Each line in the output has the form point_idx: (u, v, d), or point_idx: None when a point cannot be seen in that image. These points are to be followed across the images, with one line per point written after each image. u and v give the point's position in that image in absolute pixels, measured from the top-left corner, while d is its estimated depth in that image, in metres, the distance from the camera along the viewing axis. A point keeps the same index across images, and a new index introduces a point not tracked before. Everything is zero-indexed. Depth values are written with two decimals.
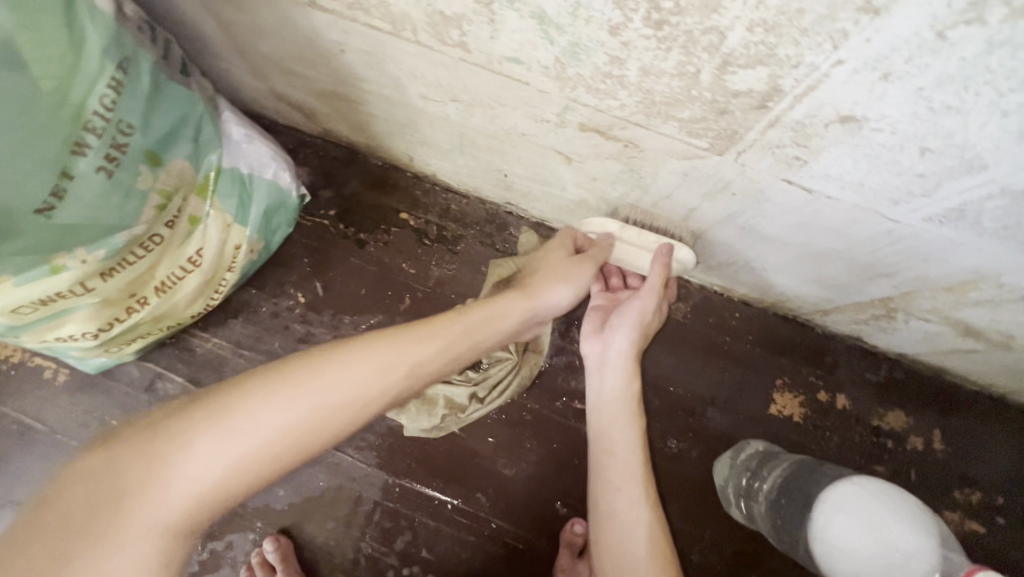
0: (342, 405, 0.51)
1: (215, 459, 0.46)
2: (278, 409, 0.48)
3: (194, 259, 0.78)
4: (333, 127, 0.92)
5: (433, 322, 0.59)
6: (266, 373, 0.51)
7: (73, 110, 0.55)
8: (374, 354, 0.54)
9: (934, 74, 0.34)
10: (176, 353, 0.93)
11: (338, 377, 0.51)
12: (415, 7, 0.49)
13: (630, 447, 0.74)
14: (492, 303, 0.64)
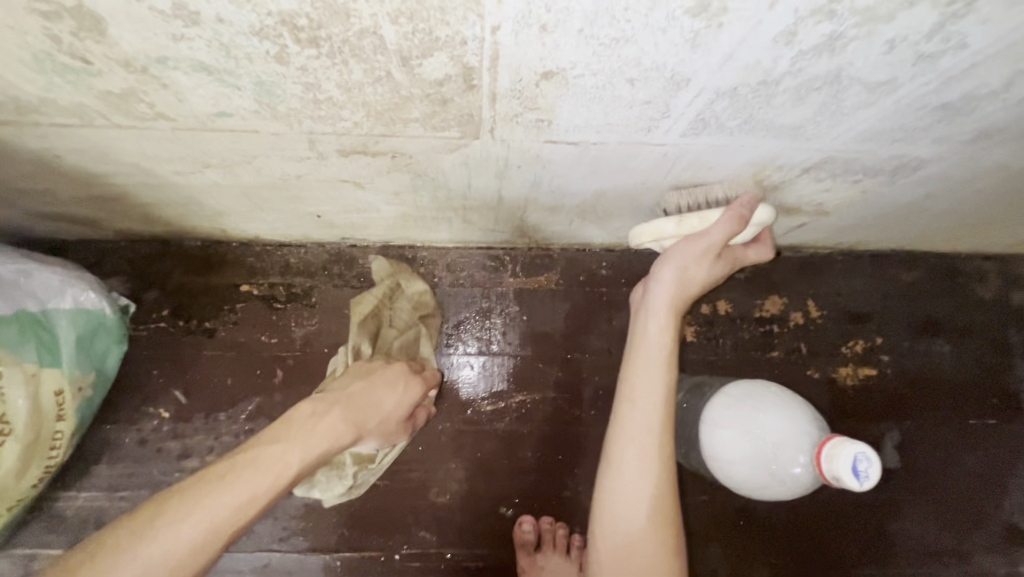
0: (200, 541, 0.53)
1: None
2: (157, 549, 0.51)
3: (1, 428, 0.69)
4: (125, 226, 0.83)
5: (299, 425, 0.62)
6: (116, 537, 0.52)
7: None
8: (222, 482, 0.56)
9: (580, 14, 0.33)
10: (44, 525, 0.83)
11: (184, 516, 0.53)
12: (82, 95, 0.43)
13: (654, 393, 0.65)
14: (332, 408, 0.65)
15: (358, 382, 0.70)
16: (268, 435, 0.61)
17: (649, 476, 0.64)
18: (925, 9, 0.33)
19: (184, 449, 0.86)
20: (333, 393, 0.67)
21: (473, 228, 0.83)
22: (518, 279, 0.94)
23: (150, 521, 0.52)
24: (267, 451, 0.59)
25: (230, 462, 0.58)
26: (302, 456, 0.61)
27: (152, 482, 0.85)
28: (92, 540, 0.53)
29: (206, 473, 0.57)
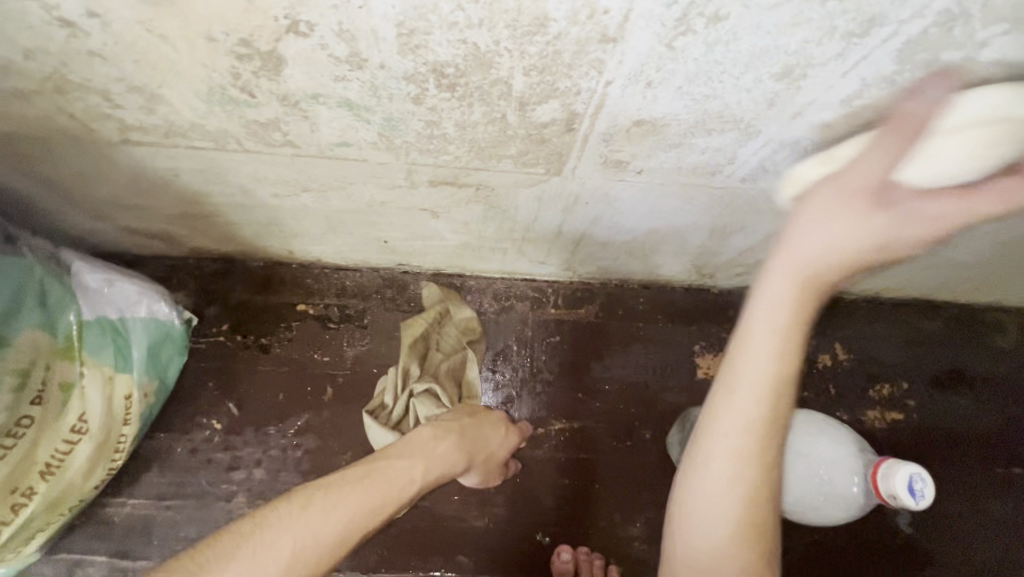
0: (342, 534, 0.59)
1: None
2: (312, 528, 0.58)
3: (78, 427, 0.71)
4: (199, 244, 0.89)
5: (423, 443, 0.71)
6: (271, 516, 0.58)
7: None
8: (362, 485, 0.63)
9: (681, 75, 0.40)
10: (91, 531, 0.84)
11: (332, 511, 0.60)
12: (230, 122, 0.49)
13: (756, 382, 0.49)
14: (450, 433, 0.74)
15: (469, 416, 0.79)
16: (397, 448, 0.69)
17: (737, 484, 0.50)
18: (971, 82, 0.40)
19: (233, 460, 0.89)
20: (451, 421, 0.76)
21: (524, 259, 0.89)
22: (561, 310, 0.99)
23: (298, 510, 0.59)
24: (403, 460, 0.68)
25: (364, 467, 0.65)
26: (429, 467, 0.69)
27: (199, 493, 0.87)
28: (248, 517, 0.59)
29: (348, 471, 0.64)
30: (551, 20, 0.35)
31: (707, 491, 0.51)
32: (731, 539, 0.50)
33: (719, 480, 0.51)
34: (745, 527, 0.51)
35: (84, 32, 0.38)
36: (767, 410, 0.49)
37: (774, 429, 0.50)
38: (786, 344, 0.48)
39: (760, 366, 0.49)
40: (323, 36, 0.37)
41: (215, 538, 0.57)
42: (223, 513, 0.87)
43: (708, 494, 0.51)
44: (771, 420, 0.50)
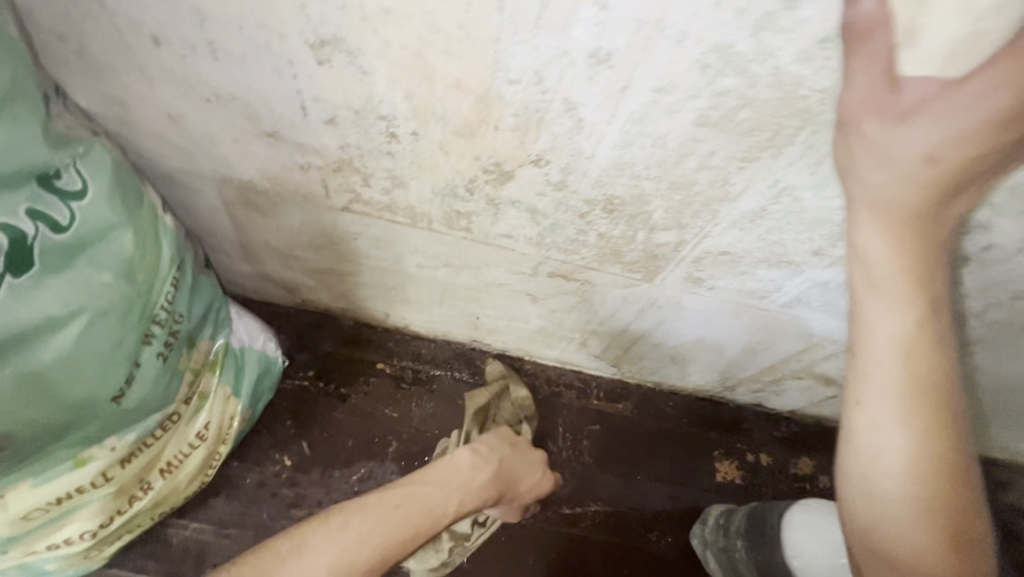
0: (375, 554, 0.63)
1: None
2: (349, 540, 0.63)
3: (201, 434, 0.79)
4: (314, 297, 1.04)
5: (461, 471, 0.77)
6: (308, 533, 0.62)
7: (147, 308, 0.60)
8: (394, 508, 0.68)
9: (763, 227, 0.62)
10: (148, 548, 0.88)
11: (365, 528, 0.65)
12: (437, 209, 0.70)
13: (889, 336, 0.46)
14: (486, 468, 0.79)
15: (507, 450, 0.85)
16: (418, 484, 0.73)
17: (902, 427, 0.47)
18: (942, 260, 0.62)
19: (297, 497, 0.96)
20: (491, 451, 0.81)
21: (583, 350, 1.06)
22: (602, 402, 1.14)
23: (338, 530, 0.63)
24: (432, 492, 0.73)
25: (361, 502, 0.67)
26: (437, 510, 0.72)
27: (260, 525, 0.92)
28: (274, 539, 0.62)
29: (377, 496, 0.69)
30: (697, 183, 0.57)
31: (880, 459, 0.48)
32: (913, 516, 0.48)
33: (891, 458, 0.48)
34: (907, 490, 0.48)
35: (395, 140, 0.59)
36: (918, 357, 0.46)
37: (921, 389, 0.46)
38: (919, 299, 0.44)
39: (894, 329, 0.45)
40: (550, 168, 0.59)
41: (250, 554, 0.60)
42: None
43: (874, 483, 0.49)
44: (919, 356, 0.46)
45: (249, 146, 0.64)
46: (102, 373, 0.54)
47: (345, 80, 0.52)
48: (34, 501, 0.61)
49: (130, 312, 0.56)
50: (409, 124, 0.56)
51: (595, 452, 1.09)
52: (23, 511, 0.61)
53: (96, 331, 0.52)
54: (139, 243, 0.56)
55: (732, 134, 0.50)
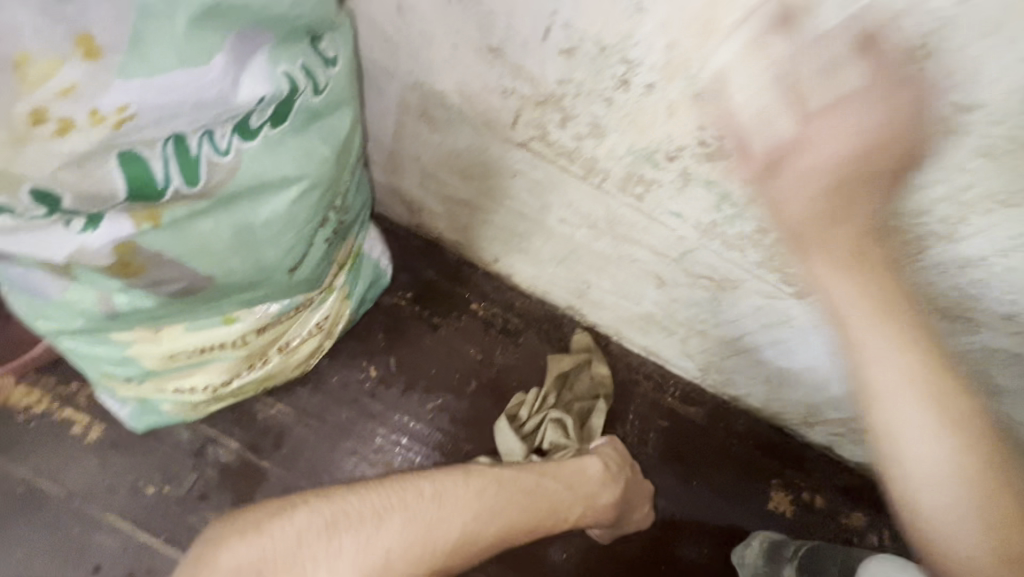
0: (500, 533, 0.66)
1: (399, 535, 0.57)
2: (481, 502, 0.66)
3: (320, 324, 0.80)
4: (432, 222, 1.04)
5: (586, 482, 0.83)
6: (447, 485, 0.65)
7: (337, 190, 0.61)
8: (523, 494, 0.72)
9: (967, 278, 0.59)
10: (234, 416, 0.92)
11: (493, 501, 0.67)
12: (619, 168, 0.67)
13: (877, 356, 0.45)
14: (612, 486, 0.86)
15: (629, 473, 0.92)
16: (553, 478, 0.79)
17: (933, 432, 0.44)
18: None
19: (374, 408, 0.98)
20: (616, 469, 0.89)
21: (678, 346, 1.04)
22: (675, 401, 1.12)
23: (477, 491, 0.67)
24: (563, 490, 0.79)
25: (500, 478, 0.71)
26: (555, 514, 0.77)
27: (337, 424, 0.96)
28: (412, 479, 0.65)
29: (515, 476, 0.74)
30: (928, 214, 0.54)
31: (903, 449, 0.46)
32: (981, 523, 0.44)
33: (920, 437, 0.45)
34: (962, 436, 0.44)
35: (624, 89, 0.57)
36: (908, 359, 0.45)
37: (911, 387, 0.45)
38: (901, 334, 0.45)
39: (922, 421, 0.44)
40: None
41: (387, 485, 0.63)
42: (347, 452, 0.95)
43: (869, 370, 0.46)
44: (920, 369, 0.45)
45: (461, 56, 0.63)
46: (290, 244, 0.58)
47: (611, 11, 0.50)
48: (181, 344, 0.64)
49: (327, 191, 0.58)
50: (650, 75, 0.54)
51: (658, 448, 1.09)
52: (172, 350, 0.64)
53: (303, 199, 0.56)
54: (350, 130, 0.59)
55: (1007, 172, 0.47)
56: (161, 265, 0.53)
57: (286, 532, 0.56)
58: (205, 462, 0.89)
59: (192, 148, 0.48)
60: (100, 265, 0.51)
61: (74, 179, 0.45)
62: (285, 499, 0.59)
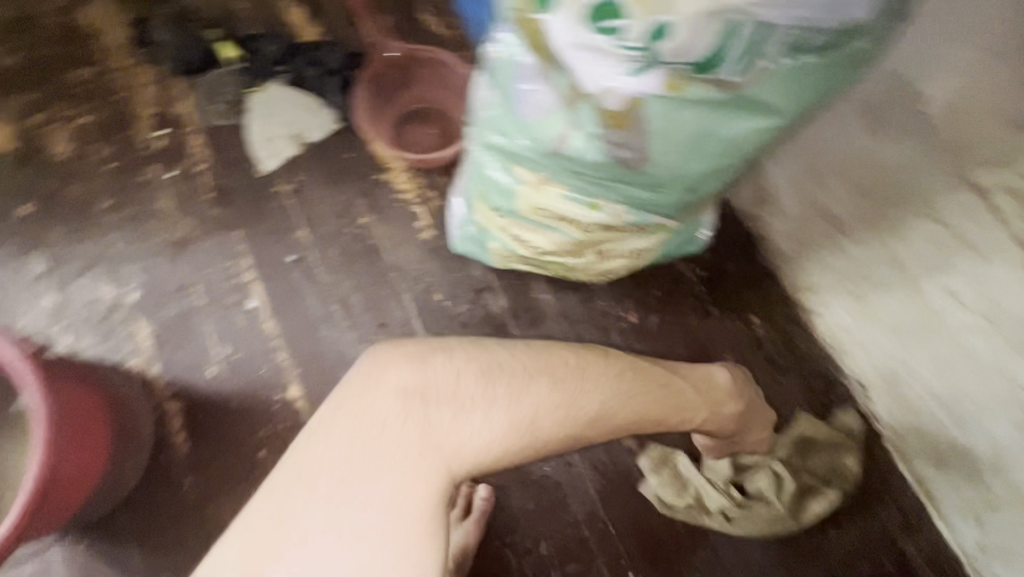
0: (626, 422, 0.59)
1: (532, 392, 0.53)
2: (615, 377, 0.58)
3: (637, 250, 0.85)
4: (771, 222, 1.00)
5: (711, 382, 0.74)
6: (571, 353, 0.57)
7: (783, 135, 0.60)
8: (654, 377, 0.63)
9: None
10: (517, 282, 1.04)
11: (626, 387, 0.59)
12: None
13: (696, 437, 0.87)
14: (739, 402, 0.77)
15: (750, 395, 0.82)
16: (677, 378, 0.68)
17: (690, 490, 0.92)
18: None
19: (618, 347, 1.01)
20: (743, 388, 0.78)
21: (969, 503, 0.85)
22: (916, 554, 0.90)
23: (604, 362, 0.59)
24: (689, 391, 0.68)
25: (628, 359, 0.62)
26: (680, 414, 0.67)
27: (582, 339, 1.02)
28: (536, 343, 0.57)
29: (643, 357, 0.65)
30: None
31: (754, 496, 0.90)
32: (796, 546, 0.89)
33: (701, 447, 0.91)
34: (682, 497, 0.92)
35: None
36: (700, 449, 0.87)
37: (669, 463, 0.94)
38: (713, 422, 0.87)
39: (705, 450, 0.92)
40: None
41: (504, 346, 0.56)
42: None
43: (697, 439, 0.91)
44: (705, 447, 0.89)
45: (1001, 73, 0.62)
46: (710, 167, 0.60)
47: None
48: (550, 205, 0.73)
49: (782, 130, 0.57)
50: None
51: None
52: (541, 205, 0.74)
53: (764, 131, 0.56)
54: (841, 81, 0.56)
55: None
56: (638, 132, 0.55)
57: (422, 377, 0.52)
58: (479, 301, 1.04)
59: (758, 38, 0.46)
60: (603, 106, 0.54)
61: (696, 21, 0.44)
62: (411, 344, 0.54)
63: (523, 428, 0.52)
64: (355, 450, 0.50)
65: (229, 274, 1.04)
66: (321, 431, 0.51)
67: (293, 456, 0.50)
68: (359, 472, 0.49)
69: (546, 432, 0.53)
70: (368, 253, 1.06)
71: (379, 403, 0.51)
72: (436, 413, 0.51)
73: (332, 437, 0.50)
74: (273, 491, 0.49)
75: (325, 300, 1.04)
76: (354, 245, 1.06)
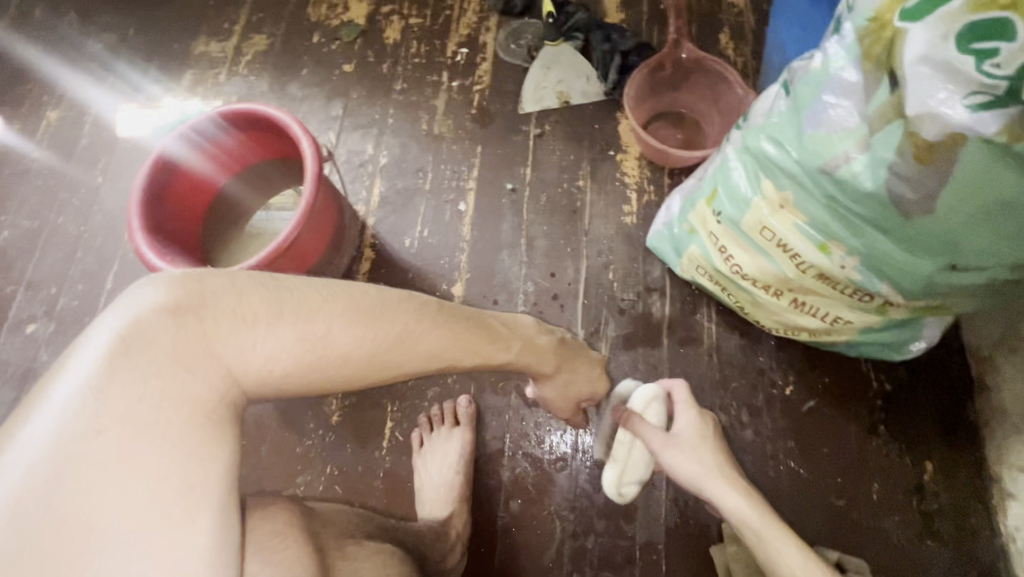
0: (433, 361, 0.64)
1: (347, 327, 0.56)
2: (434, 328, 0.63)
3: (838, 320, 0.80)
4: (1006, 376, 0.86)
5: (524, 327, 0.75)
6: (388, 296, 0.61)
7: None
8: (473, 332, 0.67)
9: None
10: (690, 299, 1.04)
11: (438, 332, 0.63)
12: None
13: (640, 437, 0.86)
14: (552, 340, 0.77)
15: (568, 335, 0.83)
16: (488, 322, 0.70)
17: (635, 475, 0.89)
18: None
19: (757, 410, 0.95)
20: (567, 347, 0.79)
21: None
22: None
23: (424, 310, 0.63)
24: (506, 333, 0.72)
25: (447, 306, 0.66)
26: (495, 352, 0.70)
27: (725, 383, 0.98)
28: (339, 281, 0.59)
29: (454, 309, 0.67)
30: None
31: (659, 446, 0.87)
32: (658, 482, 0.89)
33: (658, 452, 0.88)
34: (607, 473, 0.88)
35: None
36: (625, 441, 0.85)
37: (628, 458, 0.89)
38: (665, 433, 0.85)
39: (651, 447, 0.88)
40: None
41: (297, 280, 0.56)
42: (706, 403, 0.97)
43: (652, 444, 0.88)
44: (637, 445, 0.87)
45: None
46: (989, 251, 0.57)
47: None
48: (779, 228, 0.72)
49: None
50: None
51: None
52: (769, 225, 0.73)
53: None
54: None
55: None
56: (934, 172, 0.54)
57: (203, 299, 0.50)
58: (644, 297, 1.05)
59: None
60: (914, 134, 0.54)
61: None
62: (182, 271, 0.51)
63: (312, 362, 0.55)
64: (115, 359, 0.45)
65: (457, 175, 1.20)
66: (89, 337, 0.46)
67: (63, 374, 0.44)
68: (114, 383, 0.44)
69: (338, 366, 0.57)
70: (571, 210, 1.14)
71: (149, 319, 0.47)
72: (212, 330, 0.49)
73: (121, 346, 0.45)
74: (51, 400, 0.43)
75: (517, 230, 1.14)
76: (562, 198, 1.15)
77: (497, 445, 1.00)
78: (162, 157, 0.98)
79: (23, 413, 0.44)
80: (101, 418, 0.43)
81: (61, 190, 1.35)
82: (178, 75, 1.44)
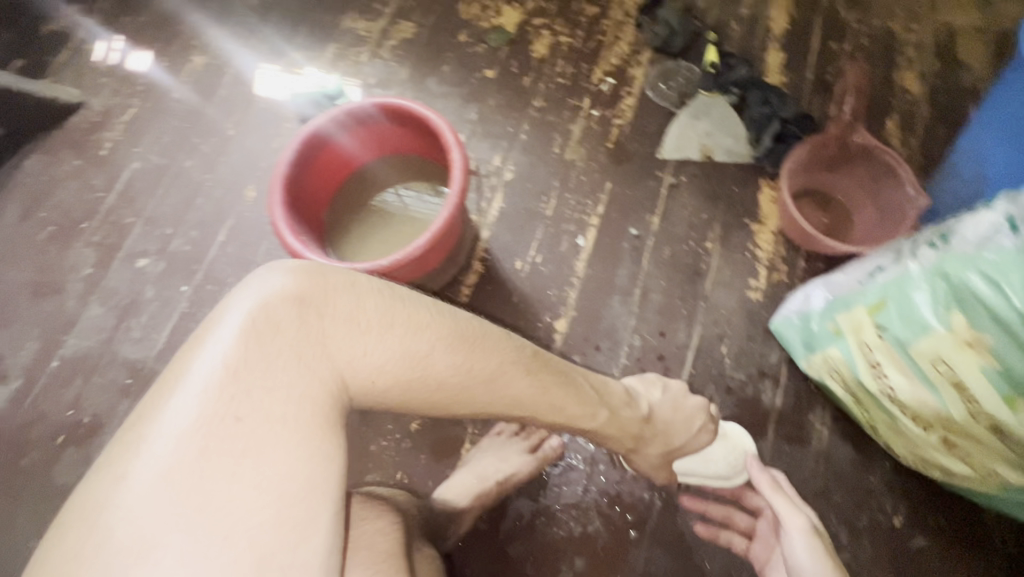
0: (513, 402, 0.67)
1: (446, 353, 0.59)
2: (518, 369, 0.66)
3: (987, 471, 0.74)
4: None
5: (616, 394, 0.80)
6: (487, 332, 0.64)
7: None
8: (560, 383, 0.70)
9: None
10: (804, 395, 0.98)
11: (528, 377, 0.67)
12: None
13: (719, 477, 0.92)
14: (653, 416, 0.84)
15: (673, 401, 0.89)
16: (580, 380, 0.73)
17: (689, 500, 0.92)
18: None
19: (859, 531, 0.90)
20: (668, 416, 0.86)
21: None
22: None
23: (517, 352, 0.66)
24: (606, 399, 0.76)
25: (537, 352, 0.69)
26: (578, 408, 0.72)
27: (828, 494, 0.92)
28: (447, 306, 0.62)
29: (545, 358, 0.70)
30: None
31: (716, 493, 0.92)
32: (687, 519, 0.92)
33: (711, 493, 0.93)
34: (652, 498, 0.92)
35: None
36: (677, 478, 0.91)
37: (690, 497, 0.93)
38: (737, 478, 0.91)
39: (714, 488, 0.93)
40: None
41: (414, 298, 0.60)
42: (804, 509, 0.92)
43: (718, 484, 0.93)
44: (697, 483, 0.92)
45: None
46: None
47: None
48: (959, 366, 0.67)
49: None
50: None
51: None
52: (948, 359, 0.68)
53: None
54: None
55: None
56: None
57: (333, 301, 0.53)
58: (755, 381, 1.00)
59: None
60: None
61: None
62: (320, 266, 0.55)
63: (412, 380, 0.58)
64: (256, 348, 0.48)
65: (580, 207, 1.18)
66: (224, 319, 0.49)
67: (199, 350, 0.48)
68: (245, 372, 0.47)
69: (430, 390, 0.60)
70: (691, 270, 1.09)
71: (285, 314, 0.51)
72: (335, 333, 0.53)
73: (257, 341, 0.49)
74: (182, 382, 0.47)
75: (631, 278, 1.10)
76: (685, 256, 1.10)
77: (571, 496, 0.97)
78: (314, 133, 0.99)
79: (154, 386, 0.48)
80: (237, 401, 0.47)
81: (194, 135, 1.39)
82: (322, 45, 1.46)
